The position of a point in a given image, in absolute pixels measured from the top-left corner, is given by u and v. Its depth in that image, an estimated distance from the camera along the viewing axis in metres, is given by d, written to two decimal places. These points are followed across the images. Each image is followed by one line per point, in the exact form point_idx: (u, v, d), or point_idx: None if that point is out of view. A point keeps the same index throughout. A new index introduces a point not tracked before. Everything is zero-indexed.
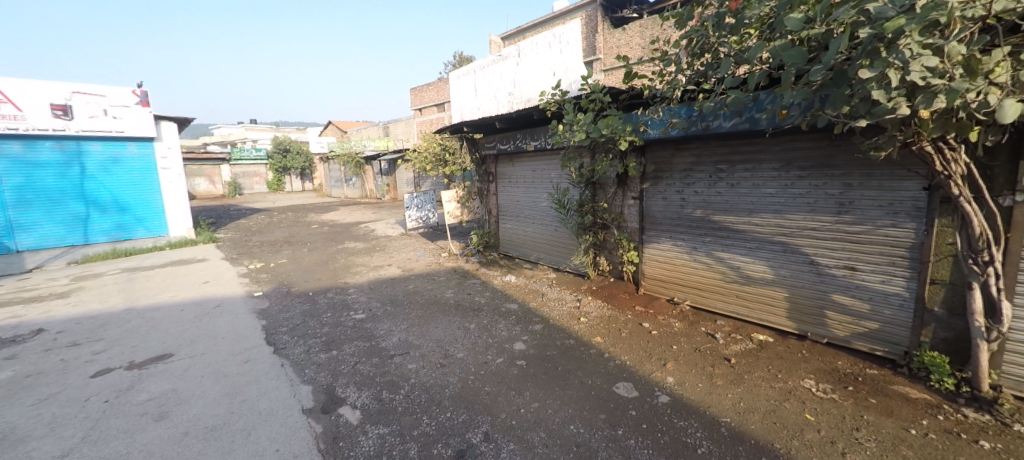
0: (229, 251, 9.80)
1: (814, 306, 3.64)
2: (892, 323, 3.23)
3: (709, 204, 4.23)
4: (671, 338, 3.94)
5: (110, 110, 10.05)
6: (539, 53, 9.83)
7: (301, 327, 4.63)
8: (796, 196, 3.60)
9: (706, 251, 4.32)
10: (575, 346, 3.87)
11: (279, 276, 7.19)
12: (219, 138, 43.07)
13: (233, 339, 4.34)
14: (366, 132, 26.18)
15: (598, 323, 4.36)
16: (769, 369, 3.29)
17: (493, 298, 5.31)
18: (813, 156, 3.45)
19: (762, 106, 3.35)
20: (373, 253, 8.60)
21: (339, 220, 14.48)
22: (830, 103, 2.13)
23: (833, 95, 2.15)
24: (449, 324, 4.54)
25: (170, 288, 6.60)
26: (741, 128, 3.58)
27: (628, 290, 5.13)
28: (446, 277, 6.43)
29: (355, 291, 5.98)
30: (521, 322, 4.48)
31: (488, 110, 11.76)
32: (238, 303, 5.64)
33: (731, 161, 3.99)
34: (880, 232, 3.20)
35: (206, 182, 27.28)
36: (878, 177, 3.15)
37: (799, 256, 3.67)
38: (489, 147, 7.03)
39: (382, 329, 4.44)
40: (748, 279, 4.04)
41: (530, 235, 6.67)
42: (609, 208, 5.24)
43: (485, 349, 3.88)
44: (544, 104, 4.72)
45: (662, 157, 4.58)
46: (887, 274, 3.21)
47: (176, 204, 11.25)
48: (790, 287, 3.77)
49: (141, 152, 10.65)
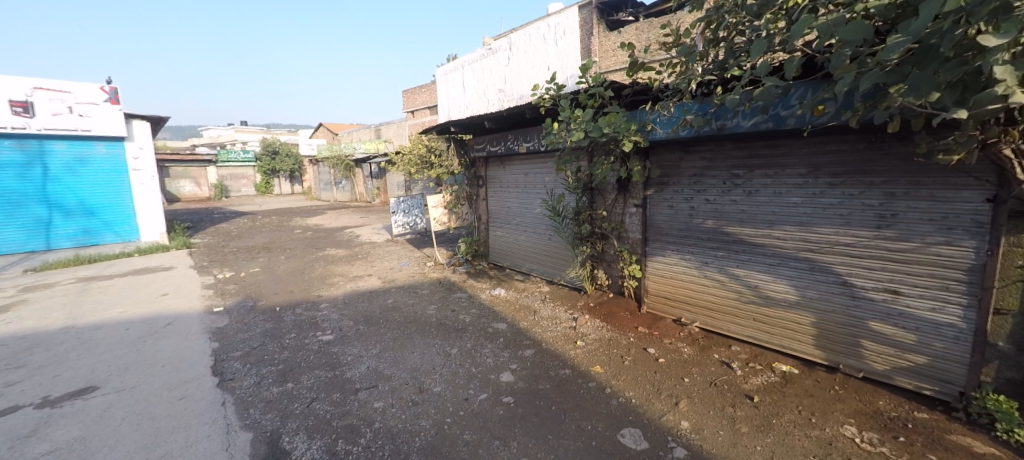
0: (201, 258, 9.16)
1: (847, 335, 3.15)
2: (944, 357, 2.75)
3: (722, 214, 3.74)
4: (681, 368, 3.42)
5: (75, 107, 9.37)
6: (531, 45, 9.36)
7: (257, 351, 4.05)
8: (826, 206, 3.13)
9: (719, 268, 3.83)
10: (571, 377, 3.34)
11: (248, 287, 6.57)
12: (207, 140, 42.14)
13: (173, 367, 3.74)
14: (357, 135, 25.56)
15: (597, 348, 3.83)
16: (800, 411, 2.79)
17: (479, 317, 4.75)
18: (848, 160, 2.97)
19: (792, 101, 2.89)
20: (354, 261, 8.01)
21: (324, 225, 13.86)
22: (913, 86, 1.68)
23: (916, 79, 1.70)
24: (427, 347, 3.99)
25: (122, 302, 5.97)
26: (764, 127, 3.07)
27: (629, 307, 4.60)
28: (430, 290, 5.88)
29: (327, 306, 5.38)
30: (509, 347, 3.94)
31: (477, 109, 11.30)
32: (193, 321, 5.02)
33: (749, 166, 3.51)
34: (930, 250, 2.73)
35: (191, 183, 26.64)
36: (928, 186, 2.68)
37: (829, 276, 3.19)
38: (478, 149, 6.52)
39: (349, 354, 3.89)
40: (768, 301, 3.55)
41: (521, 245, 6.16)
42: (609, 217, 4.73)
43: (467, 382, 3.33)
44: (537, 100, 4.19)
45: (669, 160, 4.09)
46: (938, 300, 2.74)
47: (148, 207, 10.53)
48: (818, 311, 3.28)
49: (110, 152, 9.99)
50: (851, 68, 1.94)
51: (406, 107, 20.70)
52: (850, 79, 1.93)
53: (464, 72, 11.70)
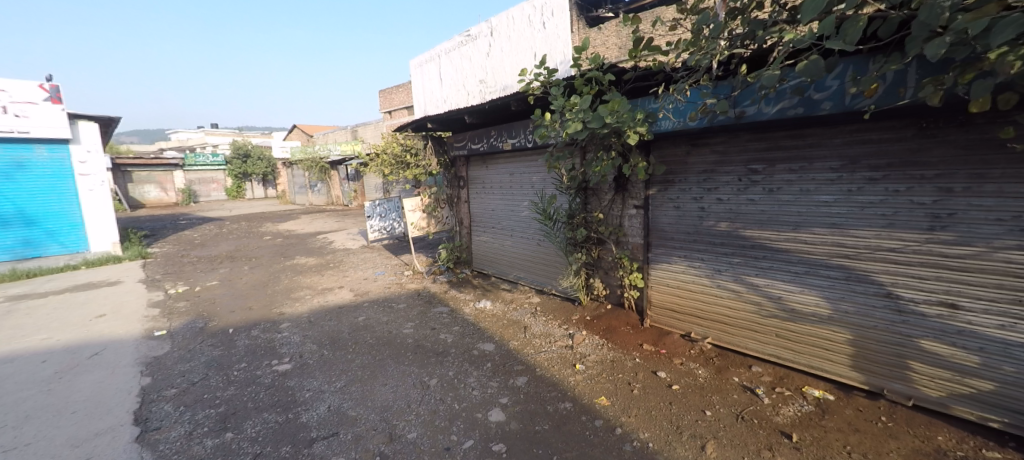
0: (155, 271, 8.33)
1: (890, 355, 2.68)
2: (1015, 383, 2.31)
3: (737, 215, 3.26)
4: (700, 396, 2.92)
5: (10, 107, 8.38)
6: (515, 29, 8.69)
7: (195, 388, 3.41)
8: (863, 205, 2.66)
9: (734, 276, 3.34)
10: (573, 414, 2.81)
11: (201, 305, 5.83)
12: (176, 143, 40.44)
13: (87, 414, 3.09)
14: (333, 136, 24.63)
15: (599, 374, 3.30)
16: (849, 454, 2.32)
17: (463, 336, 4.17)
18: (892, 150, 2.52)
19: (829, 81, 2.43)
20: (324, 271, 7.33)
21: (296, 231, 13.02)
22: None
23: None
24: (402, 378, 3.40)
25: (49, 326, 5.19)
26: (793, 114, 2.61)
27: (629, 321, 4.09)
28: (407, 304, 5.26)
29: (288, 327, 4.72)
30: (498, 374, 3.38)
31: (455, 102, 10.75)
32: (126, 349, 4.31)
33: (769, 159, 3.03)
34: (997, 256, 2.28)
35: (156, 189, 25.29)
36: (995, 179, 2.24)
37: (869, 286, 2.71)
38: (458, 147, 5.96)
39: (308, 390, 3.28)
40: (794, 315, 3.06)
41: (509, 251, 5.59)
42: (606, 220, 4.24)
43: (449, 424, 2.77)
44: (524, 88, 3.63)
45: (674, 155, 3.61)
46: (1008, 316, 2.30)
47: (97, 215, 9.61)
48: (855, 328, 2.80)
49: (52, 156, 9.03)
50: (978, 15, 1.52)
51: (384, 108, 19.95)
52: (975, 28, 1.51)
53: (441, 64, 11.10)
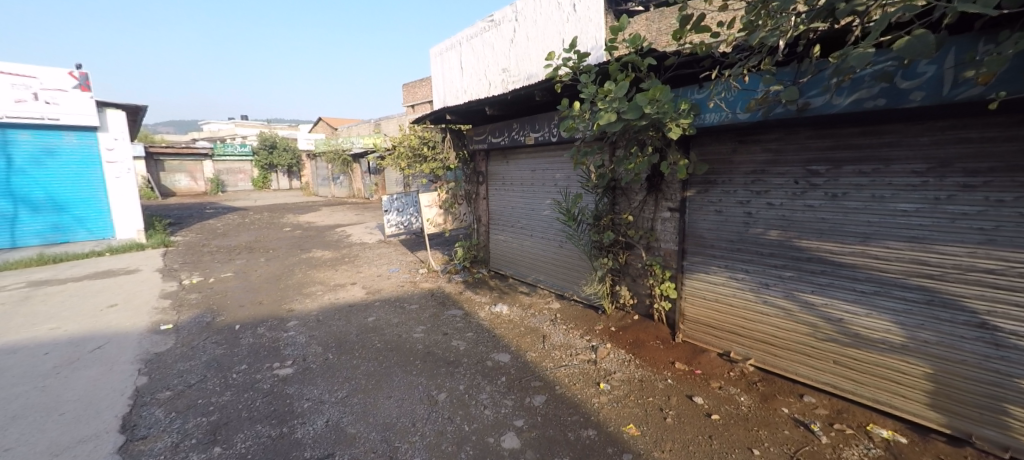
0: (174, 260, 8.34)
1: (983, 396, 2.24)
2: None
3: (792, 223, 2.84)
4: (745, 430, 2.53)
5: (41, 94, 8.51)
6: (541, 13, 8.28)
7: (190, 392, 3.21)
8: (955, 216, 2.23)
9: (785, 292, 2.93)
10: (597, 444, 2.48)
11: (212, 298, 5.71)
12: (207, 134, 41.60)
13: (75, 417, 2.92)
14: (356, 129, 24.69)
15: (626, 396, 2.94)
16: None
17: (476, 344, 3.87)
18: (997, 151, 2.09)
19: (922, 68, 2.03)
20: (339, 266, 7.15)
21: (316, 223, 13.00)
22: None
23: None
24: (408, 389, 3.14)
25: (62, 316, 5.14)
26: (869, 106, 2.20)
27: (659, 335, 3.70)
28: (420, 305, 5.00)
29: (296, 325, 4.51)
30: (513, 391, 3.07)
31: (477, 92, 10.41)
32: (129, 344, 4.17)
33: (834, 159, 2.60)
34: None
35: (187, 178, 26.01)
36: None
37: (957, 314, 2.28)
38: (478, 140, 5.64)
39: (306, 400, 3.04)
40: (859, 341, 2.63)
41: (528, 252, 5.26)
42: (635, 222, 3.87)
43: (456, 449, 2.47)
44: (549, 74, 3.25)
45: (718, 153, 3.21)
46: None
47: (124, 202, 9.72)
48: (937, 361, 2.36)
49: (81, 143, 9.14)
50: None
51: (407, 101, 19.86)
52: None
53: (463, 52, 10.79)
